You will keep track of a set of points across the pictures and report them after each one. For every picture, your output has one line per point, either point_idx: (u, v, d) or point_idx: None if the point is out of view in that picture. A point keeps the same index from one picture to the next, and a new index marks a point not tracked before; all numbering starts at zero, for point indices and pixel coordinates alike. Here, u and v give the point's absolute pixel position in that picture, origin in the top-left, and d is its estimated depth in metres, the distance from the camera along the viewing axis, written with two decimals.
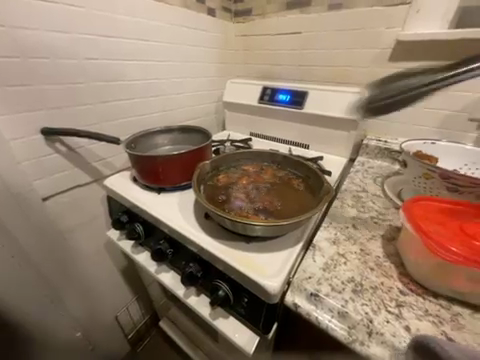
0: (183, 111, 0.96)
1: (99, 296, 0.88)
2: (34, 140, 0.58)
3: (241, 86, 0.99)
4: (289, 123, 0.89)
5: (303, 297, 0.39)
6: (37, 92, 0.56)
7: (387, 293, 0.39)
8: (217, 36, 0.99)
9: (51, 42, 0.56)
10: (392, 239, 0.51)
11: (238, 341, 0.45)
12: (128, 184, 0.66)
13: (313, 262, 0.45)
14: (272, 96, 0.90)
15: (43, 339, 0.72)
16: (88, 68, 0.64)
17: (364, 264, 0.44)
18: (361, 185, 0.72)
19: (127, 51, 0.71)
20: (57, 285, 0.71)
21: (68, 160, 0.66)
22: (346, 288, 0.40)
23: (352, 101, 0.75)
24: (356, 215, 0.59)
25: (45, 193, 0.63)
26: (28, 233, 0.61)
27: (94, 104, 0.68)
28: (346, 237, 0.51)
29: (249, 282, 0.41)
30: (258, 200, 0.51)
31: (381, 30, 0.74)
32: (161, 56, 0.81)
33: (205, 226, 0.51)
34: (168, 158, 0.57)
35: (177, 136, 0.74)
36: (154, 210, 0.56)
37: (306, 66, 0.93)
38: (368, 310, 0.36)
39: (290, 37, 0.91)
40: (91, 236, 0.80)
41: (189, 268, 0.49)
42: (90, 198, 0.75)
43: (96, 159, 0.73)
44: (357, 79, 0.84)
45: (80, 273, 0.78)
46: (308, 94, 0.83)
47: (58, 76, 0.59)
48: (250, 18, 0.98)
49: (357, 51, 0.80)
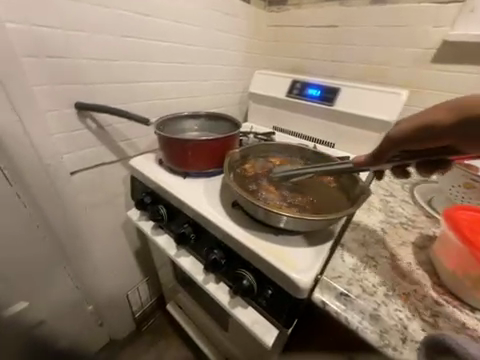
0: (208, 99, 0.95)
1: (113, 276, 0.91)
2: (67, 114, 0.59)
3: (269, 78, 0.96)
4: (315, 120, 0.86)
5: (333, 295, 0.38)
6: (75, 65, 0.57)
7: (421, 301, 0.38)
8: (249, 25, 0.96)
9: (91, 16, 0.56)
10: (423, 247, 0.49)
11: (257, 332, 0.44)
12: (153, 167, 0.66)
13: (343, 262, 0.44)
14: (301, 90, 0.88)
15: (58, 308, 0.77)
16: (123, 46, 0.64)
17: (395, 270, 0.43)
18: (389, 190, 0.70)
19: (161, 32, 0.70)
20: (75, 259, 0.74)
21: (96, 137, 0.67)
22: (377, 292, 0.39)
23: (388, 101, 0.72)
24: (384, 219, 0.57)
25: (73, 167, 0.64)
26: (55, 204, 0.62)
27: (126, 83, 0.68)
28: (375, 240, 0.50)
29: (276, 274, 0.41)
30: (287, 194, 0.50)
31: (427, 29, 0.70)
32: (192, 40, 0.80)
33: (232, 214, 0.50)
34: (198, 142, 0.57)
35: (204, 123, 0.73)
36: (180, 194, 0.56)
37: (339, 62, 0.89)
38: (402, 316, 0.35)
39: (326, 30, 0.87)
40: (112, 217, 0.82)
41: (213, 254, 0.49)
42: (113, 177, 0.76)
43: (122, 139, 0.73)
44: (393, 79, 0.80)
45: (98, 251, 0.81)
46: (340, 91, 0.80)
47: (94, 51, 0.59)
48: (285, 7, 0.95)
49: (398, 49, 0.76)
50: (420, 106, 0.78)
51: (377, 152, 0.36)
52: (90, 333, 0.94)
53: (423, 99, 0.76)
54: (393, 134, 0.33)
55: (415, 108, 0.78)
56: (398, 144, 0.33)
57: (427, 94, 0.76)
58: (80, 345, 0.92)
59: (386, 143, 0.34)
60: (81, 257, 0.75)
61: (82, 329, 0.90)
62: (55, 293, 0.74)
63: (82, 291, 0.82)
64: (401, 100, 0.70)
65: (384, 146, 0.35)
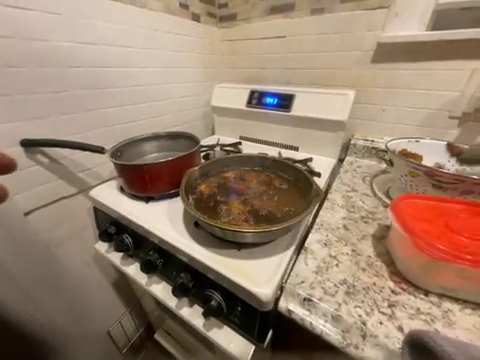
0: (171, 117, 0.94)
1: (90, 315, 0.85)
2: (12, 152, 0.56)
3: (229, 91, 0.99)
4: (277, 126, 0.89)
5: (297, 302, 0.39)
6: (16, 102, 0.55)
7: (379, 293, 0.39)
8: (202, 41, 0.98)
9: (28, 51, 0.55)
10: (381, 237, 0.51)
11: (234, 352, 0.44)
12: (115, 194, 0.64)
13: (306, 266, 0.44)
14: (260, 99, 0.91)
15: None
16: (69, 76, 0.62)
17: (356, 266, 0.44)
18: (351, 185, 0.73)
19: (109, 58, 0.70)
20: (47, 307, 0.67)
21: (50, 172, 0.64)
22: (338, 292, 0.39)
23: (338, 102, 0.77)
24: (346, 215, 0.59)
25: (27, 206, 0.61)
26: (11, 252, 0.57)
27: (77, 113, 0.66)
28: (337, 238, 0.51)
29: (240, 290, 0.40)
30: (255, 209, 0.50)
31: (362, 33, 0.76)
32: (145, 63, 0.80)
33: (195, 234, 0.50)
34: (155, 165, 0.56)
35: (164, 143, 0.73)
36: (142, 221, 0.54)
37: (291, 69, 0.93)
38: (361, 312, 0.36)
39: (275, 41, 0.92)
40: (79, 250, 0.77)
41: (181, 278, 0.48)
42: (76, 210, 0.73)
43: (80, 169, 0.71)
44: (342, 81, 0.85)
45: (70, 291, 0.75)
46: (295, 97, 0.84)
47: (35, 85, 0.57)
48: (235, 23, 0.98)
49: (341, 53, 0.82)
50: (368, 103, 0.83)
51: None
52: None
53: (370, 97, 0.82)
54: None
55: (365, 105, 0.84)
56: None
57: (373, 92, 0.81)
58: None
59: None
60: (53, 302, 0.69)
61: None
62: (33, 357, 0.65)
63: (62, 344, 0.74)
64: (349, 99, 0.75)
65: None
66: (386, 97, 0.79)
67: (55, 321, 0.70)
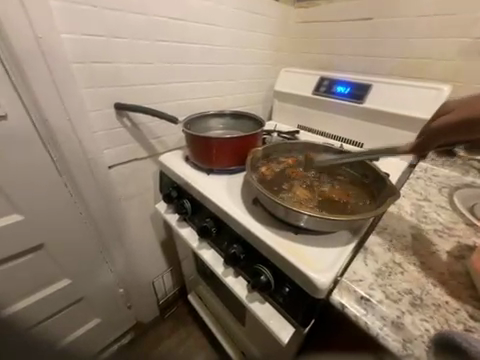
0: (234, 98, 0.96)
1: (142, 264, 0.98)
2: (107, 113, 0.66)
3: (295, 76, 0.95)
4: (343, 118, 0.83)
5: (353, 298, 0.37)
6: (116, 69, 0.63)
7: (452, 314, 0.35)
8: (276, 22, 0.95)
9: (131, 24, 0.61)
10: (460, 256, 0.45)
11: (274, 329, 0.45)
12: (179, 163, 0.70)
13: (365, 266, 0.42)
14: (329, 88, 0.85)
15: (93, 289, 0.87)
16: (157, 49, 0.68)
17: (425, 279, 0.40)
18: (423, 194, 0.64)
19: (191, 35, 0.74)
20: (109, 244, 0.82)
21: (130, 135, 0.73)
22: (402, 300, 0.37)
23: (428, 97, 0.66)
24: (415, 225, 0.53)
25: (111, 161, 0.72)
26: (95, 196, 0.71)
27: (159, 84, 0.73)
28: (403, 246, 0.47)
29: (294, 272, 0.41)
30: (317, 195, 0.49)
31: (478, 16, 0.62)
32: (221, 41, 0.82)
33: (252, 211, 0.52)
34: (222, 140, 0.59)
35: (228, 122, 0.76)
36: (203, 189, 0.59)
37: (372, 57, 0.83)
38: (429, 327, 0.33)
39: (359, 23, 0.83)
40: (141, 207, 0.88)
41: (233, 249, 0.51)
42: (144, 172, 0.82)
43: (152, 136, 0.79)
44: (435, 74, 0.73)
45: (129, 239, 0.88)
46: (372, 87, 0.76)
47: (131, 56, 0.64)
48: (314, 2, 0.92)
49: (441, 41, 0.69)
50: None
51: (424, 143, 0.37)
52: (121, 315, 1.03)
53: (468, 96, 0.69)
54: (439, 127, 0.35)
55: None
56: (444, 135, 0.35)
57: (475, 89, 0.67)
58: (111, 325, 1.01)
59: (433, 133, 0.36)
60: (114, 243, 0.84)
61: (114, 310, 0.99)
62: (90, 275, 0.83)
63: (115, 277, 0.92)
64: (443, 95, 0.64)
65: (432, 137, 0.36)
66: None
67: (111, 257, 0.86)
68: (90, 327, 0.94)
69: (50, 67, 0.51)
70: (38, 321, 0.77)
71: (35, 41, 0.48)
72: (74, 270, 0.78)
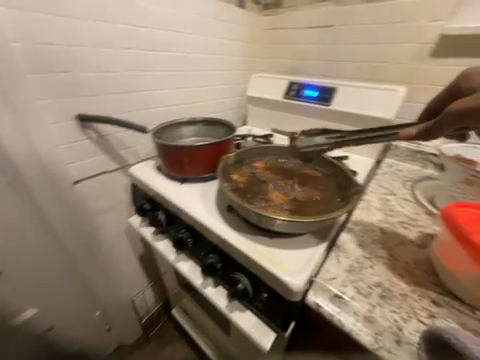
0: (207, 104, 0.96)
1: (119, 281, 0.93)
2: (69, 125, 0.62)
3: (266, 81, 0.97)
4: (314, 120, 0.86)
5: (327, 297, 0.38)
6: (76, 79, 0.59)
7: (418, 302, 0.37)
8: (244, 29, 0.97)
9: (91, 31, 0.59)
10: (423, 245, 0.48)
11: (255, 337, 0.44)
12: (152, 173, 0.68)
13: (338, 263, 0.43)
14: (298, 91, 0.88)
15: (65, 315, 0.80)
16: (121, 57, 0.66)
17: (393, 271, 0.42)
18: (389, 189, 0.68)
19: (157, 42, 0.72)
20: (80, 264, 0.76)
21: (97, 146, 0.69)
22: (372, 293, 0.38)
23: (386, 98, 0.71)
24: (383, 219, 0.56)
25: (76, 176, 0.67)
26: (60, 214, 0.66)
27: (126, 93, 0.70)
28: (373, 240, 0.49)
29: (269, 277, 0.41)
30: (290, 198, 0.50)
31: (423, 24, 0.69)
32: (190, 48, 0.81)
33: (227, 218, 0.51)
34: (193, 148, 0.58)
35: (201, 128, 0.75)
36: (177, 200, 0.57)
37: (335, 61, 0.88)
38: (397, 317, 0.35)
39: (321, 30, 0.87)
40: (114, 222, 0.83)
41: (209, 259, 0.50)
42: (115, 185, 0.78)
43: (122, 147, 0.75)
44: (392, 76, 0.79)
45: (104, 257, 0.83)
46: (337, 90, 0.80)
47: (93, 64, 0.61)
48: (279, 10, 0.95)
49: (394, 46, 0.75)
50: (420, 102, 0.76)
51: (433, 127, 0.34)
52: (99, 339, 0.96)
53: (421, 95, 0.75)
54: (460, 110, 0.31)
55: (415, 104, 0.77)
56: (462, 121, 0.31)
57: (427, 89, 0.74)
58: (89, 351, 0.94)
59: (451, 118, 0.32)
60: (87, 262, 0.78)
61: (91, 335, 0.92)
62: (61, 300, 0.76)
63: (90, 299, 0.85)
64: (398, 96, 0.70)
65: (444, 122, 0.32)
66: None
67: (85, 278, 0.80)
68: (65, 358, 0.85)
69: None
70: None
71: None
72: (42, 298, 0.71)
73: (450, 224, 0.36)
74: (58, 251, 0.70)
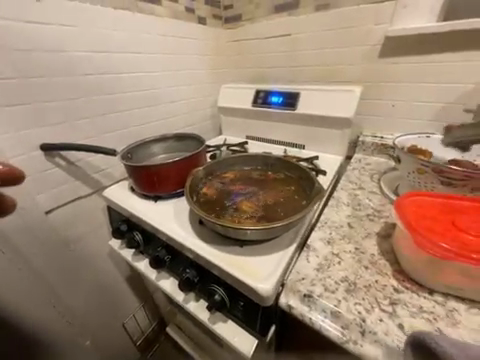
0: (179, 118, 0.97)
1: (107, 305, 0.90)
2: (34, 155, 0.61)
3: (235, 91, 1.00)
4: (283, 124, 0.89)
5: (297, 298, 0.40)
6: (37, 109, 0.59)
7: (381, 291, 0.39)
8: (208, 43, 1.00)
9: (48, 62, 0.59)
10: (387, 235, 0.51)
11: (238, 346, 0.45)
12: (126, 194, 0.68)
13: (308, 263, 0.45)
14: (265, 98, 0.91)
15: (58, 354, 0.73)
16: (83, 84, 0.66)
17: (358, 263, 0.44)
18: (358, 183, 0.71)
19: (119, 65, 0.73)
20: (61, 294, 0.72)
21: (67, 173, 0.69)
22: (339, 288, 0.40)
23: (344, 99, 0.76)
24: (351, 213, 0.58)
25: (48, 206, 0.66)
26: (32, 244, 0.63)
27: (92, 117, 0.70)
28: (341, 236, 0.51)
29: (242, 285, 0.42)
30: (260, 205, 0.52)
31: (368, 27, 0.74)
32: (154, 67, 0.83)
33: (200, 232, 0.52)
34: (161, 166, 0.59)
35: (172, 144, 0.76)
36: (150, 219, 0.57)
37: (297, 67, 0.92)
38: (361, 309, 0.36)
39: (280, 40, 0.92)
40: (94, 245, 0.81)
41: (186, 273, 0.51)
42: (91, 209, 0.77)
43: (95, 170, 0.75)
44: (349, 77, 0.83)
45: (87, 282, 0.80)
46: (301, 95, 0.84)
47: (53, 94, 0.61)
48: (240, 23, 0.99)
49: (347, 49, 0.80)
50: (377, 98, 0.81)
51: None
52: None
53: (377, 93, 0.80)
54: None
55: (373, 101, 0.82)
56: None
57: (381, 87, 0.79)
58: None
59: None
60: (68, 290, 0.75)
61: None
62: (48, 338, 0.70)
63: (79, 330, 0.80)
64: (355, 96, 0.74)
65: None
66: (395, 91, 0.77)
67: (69, 308, 0.75)
68: None
69: None
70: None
71: None
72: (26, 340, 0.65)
73: (400, 214, 0.42)
74: (36, 284, 0.65)
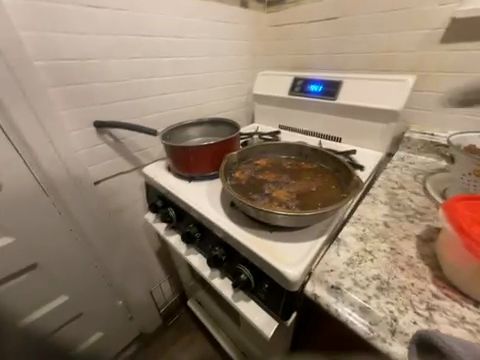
0: (214, 104, 0.99)
1: (139, 274, 1.00)
2: (88, 131, 0.68)
3: (271, 78, 0.98)
4: (320, 115, 0.85)
5: (324, 288, 0.39)
6: (92, 89, 0.65)
7: (417, 295, 0.37)
8: (248, 28, 0.98)
9: (102, 45, 0.64)
10: (429, 239, 0.47)
11: (258, 325, 0.47)
12: (163, 173, 0.72)
13: (337, 256, 0.44)
14: (303, 87, 0.88)
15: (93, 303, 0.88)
16: (131, 66, 0.71)
17: (393, 264, 0.42)
18: (398, 182, 0.66)
19: (163, 49, 0.76)
20: (102, 257, 0.83)
21: (114, 150, 0.75)
22: (370, 285, 0.39)
23: (393, 90, 0.69)
24: (389, 212, 0.55)
25: (96, 177, 0.74)
26: (83, 211, 0.73)
27: (136, 99, 0.75)
28: (375, 234, 0.49)
29: (269, 268, 0.43)
30: (292, 194, 0.51)
31: (432, 8, 0.65)
32: (195, 51, 0.85)
33: (230, 214, 0.54)
34: (198, 148, 0.61)
35: (207, 129, 0.78)
36: (184, 197, 0.61)
37: (341, 54, 0.86)
38: (393, 309, 0.35)
39: (325, 23, 0.86)
40: (131, 218, 0.89)
41: (215, 251, 0.54)
42: (131, 184, 0.85)
43: (136, 149, 0.81)
44: (402, 66, 0.76)
45: (124, 251, 0.90)
46: (343, 84, 0.79)
47: (106, 75, 0.67)
48: (283, 6, 0.95)
49: (403, 33, 0.72)
50: (432, 91, 0.73)
51: None
52: (123, 327, 1.04)
53: (433, 84, 0.72)
54: None
55: (427, 93, 0.74)
56: None
57: (439, 77, 0.70)
58: (114, 337, 1.02)
59: None
60: (109, 255, 0.85)
61: (115, 323, 1.00)
62: (87, 289, 0.84)
63: (112, 288, 0.93)
64: (407, 86, 0.67)
65: None
66: (456, 83, 0.68)
67: (107, 270, 0.87)
68: (93, 341, 0.95)
69: (27, 95, 0.54)
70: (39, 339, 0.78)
71: (9, 71, 0.51)
72: (71, 286, 0.80)
73: (450, 216, 0.38)
74: (82, 244, 0.77)
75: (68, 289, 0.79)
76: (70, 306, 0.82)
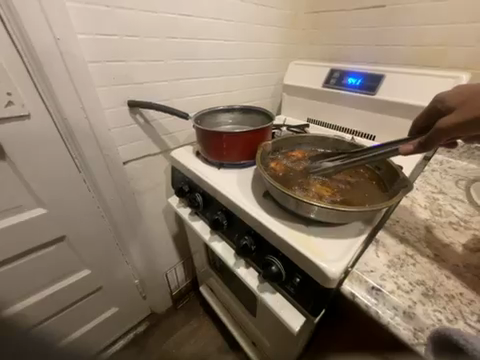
0: (242, 93, 0.96)
1: (155, 256, 1.02)
2: (122, 110, 0.68)
3: (305, 69, 0.94)
4: (354, 110, 0.81)
5: (364, 289, 0.38)
6: (128, 67, 0.65)
7: (466, 305, 0.35)
8: (285, 13, 0.93)
9: (142, 22, 0.62)
10: (476, 249, 0.44)
11: (285, 318, 0.46)
12: (190, 158, 0.72)
13: (377, 257, 0.42)
14: (340, 79, 0.83)
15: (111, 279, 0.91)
16: (167, 46, 0.69)
17: (438, 271, 0.40)
18: (438, 187, 0.62)
19: (199, 31, 0.74)
20: (124, 237, 0.85)
21: (143, 131, 0.75)
22: (414, 290, 0.37)
23: (443, 87, 0.64)
24: (429, 217, 0.52)
25: (125, 157, 0.74)
26: (111, 190, 0.74)
27: (169, 81, 0.74)
28: (416, 239, 0.46)
29: (305, 263, 0.42)
30: (332, 189, 0.49)
31: None
32: (230, 35, 0.82)
33: (263, 204, 0.52)
34: (232, 134, 0.60)
35: (238, 117, 0.76)
36: (214, 183, 0.60)
37: (385, 46, 0.81)
38: (442, 317, 0.33)
39: (371, 11, 0.80)
40: (153, 201, 0.90)
41: (244, 240, 0.53)
42: (156, 168, 0.85)
43: (163, 132, 0.81)
44: (454, 62, 0.70)
45: (144, 233, 0.91)
46: (385, 78, 0.74)
47: (143, 53, 0.65)
48: None
49: (460, 26, 0.66)
50: None
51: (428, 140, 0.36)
52: (137, 304, 1.08)
53: None
54: (443, 125, 0.34)
55: None
56: (450, 135, 0.34)
57: None
58: (127, 313, 1.06)
59: (437, 132, 0.35)
60: (130, 236, 0.87)
61: (130, 300, 1.04)
62: (107, 266, 0.87)
63: (131, 267, 0.95)
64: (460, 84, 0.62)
65: (436, 136, 0.35)
66: None
67: (127, 249, 0.90)
68: (108, 315, 0.99)
69: (69, 70, 0.54)
70: (55, 311, 0.81)
71: (55, 43, 0.50)
72: (94, 262, 0.83)
73: None
74: (107, 222, 0.79)
75: (90, 264, 0.82)
76: (91, 280, 0.85)
